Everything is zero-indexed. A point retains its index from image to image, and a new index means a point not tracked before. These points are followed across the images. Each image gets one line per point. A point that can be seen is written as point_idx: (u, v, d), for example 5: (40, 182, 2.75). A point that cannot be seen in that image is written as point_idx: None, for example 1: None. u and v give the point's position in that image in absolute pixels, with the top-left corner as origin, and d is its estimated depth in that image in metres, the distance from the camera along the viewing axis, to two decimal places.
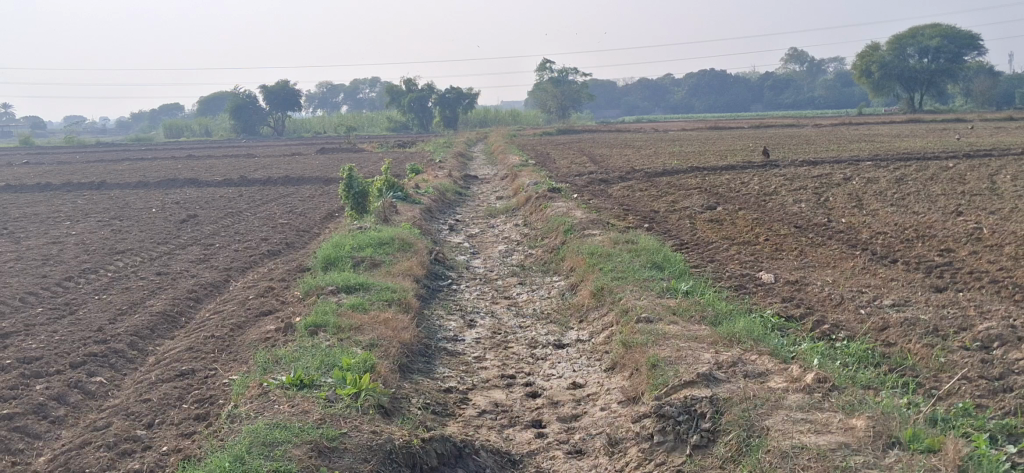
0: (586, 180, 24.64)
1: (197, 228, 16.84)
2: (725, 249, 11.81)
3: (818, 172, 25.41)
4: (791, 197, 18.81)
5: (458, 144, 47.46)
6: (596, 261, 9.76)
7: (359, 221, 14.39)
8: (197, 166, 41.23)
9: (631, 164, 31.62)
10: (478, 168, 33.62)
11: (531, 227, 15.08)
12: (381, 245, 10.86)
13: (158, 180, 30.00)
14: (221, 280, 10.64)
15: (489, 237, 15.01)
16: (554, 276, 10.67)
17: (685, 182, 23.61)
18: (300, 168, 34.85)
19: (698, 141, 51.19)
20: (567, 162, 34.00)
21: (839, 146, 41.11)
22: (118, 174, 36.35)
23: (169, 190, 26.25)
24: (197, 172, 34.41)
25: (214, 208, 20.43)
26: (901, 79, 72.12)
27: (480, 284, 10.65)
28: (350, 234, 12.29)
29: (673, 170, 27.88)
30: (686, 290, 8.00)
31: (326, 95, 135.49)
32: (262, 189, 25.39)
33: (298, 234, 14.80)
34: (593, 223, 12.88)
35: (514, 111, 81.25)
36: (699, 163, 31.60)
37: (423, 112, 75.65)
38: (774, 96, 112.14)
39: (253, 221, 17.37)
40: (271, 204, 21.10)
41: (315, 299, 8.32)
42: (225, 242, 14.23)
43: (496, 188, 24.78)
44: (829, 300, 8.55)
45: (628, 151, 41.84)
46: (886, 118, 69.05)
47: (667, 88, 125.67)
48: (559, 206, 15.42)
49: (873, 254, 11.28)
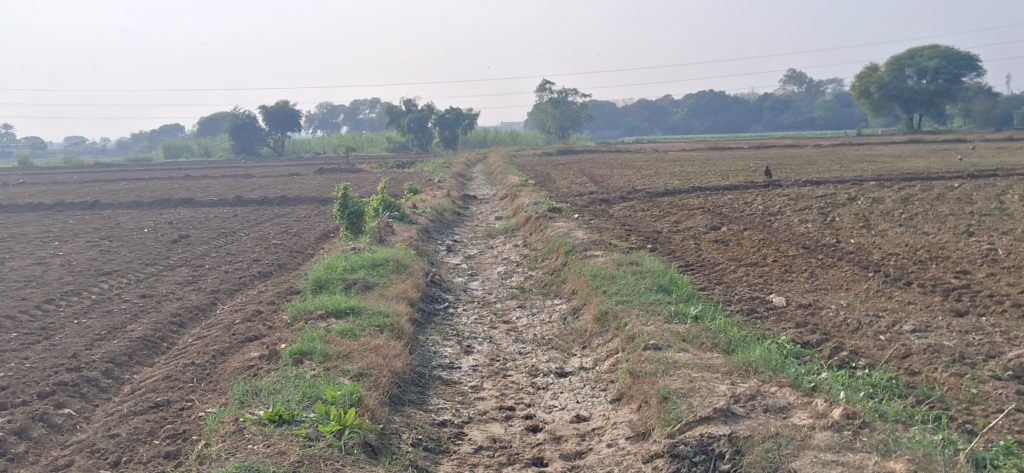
0: (586, 200, 24.23)
1: (187, 249, 16.41)
2: (733, 271, 11.37)
3: (822, 192, 24.99)
4: (797, 217, 18.37)
5: (457, 164, 47.10)
6: (599, 283, 9.32)
7: (354, 242, 13.98)
8: (193, 186, 40.79)
9: (631, 184, 31.22)
10: (477, 188, 33.17)
11: (531, 247, 14.67)
12: (375, 267, 10.42)
13: (153, 200, 29.61)
14: (206, 303, 10.19)
15: (488, 258, 14.57)
16: (556, 299, 10.23)
17: (688, 202, 23.17)
18: (297, 188, 34.43)
19: (698, 162, 50.81)
20: (567, 181, 33.61)
21: (842, 165, 40.70)
22: (113, 193, 35.91)
23: (162, 210, 25.82)
24: (192, 192, 33.99)
25: (208, 229, 19.99)
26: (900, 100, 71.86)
27: (478, 308, 10.20)
28: (343, 254, 11.86)
29: (675, 190, 27.48)
30: (695, 315, 7.56)
31: (325, 115, 135.37)
32: (257, 209, 24.97)
33: (290, 255, 14.36)
34: (594, 244, 12.45)
35: (514, 132, 81.01)
36: (700, 182, 31.21)
37: (422, 133, 75.36)
38: (773, 117, 112.00)
39: (245, 242, 16.94)
40: (265, 224, 20.68)
41: (302, 324, 7.87)
42: (214, 263, 13.79)
43: (496, 208, 24.38)
44: (846, 324, 8.11)
45: (629, 171, 41.45)
46: (886, 138, 68.74)
47: (667, 108, 125.60)
48: (559, 226, 15.00)
49: (887, 276, 10.84)
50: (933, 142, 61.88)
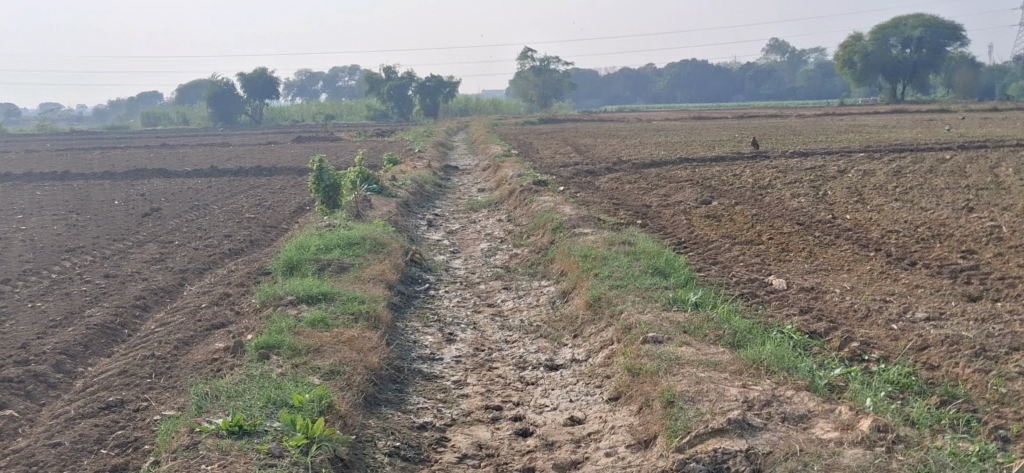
0: (572, 171, 23.68)
1: (157, 222, 15.77)
2: (728, 250, 10.87)
3: (811, 164, 24.54)
4: (788, 190, 17.92)
5: (439, 133, 46.43)
6: (590, 265, 8.78)
7: (331, 217, 13.39)
8: (169, 155, 39.93)
9: (617, 155, 30.68)
10: (459, 159, 32.58)
11: (516, 222, 14.12)
12: (351, 247, 9.84)
13: (126, 169, 28.85)
14: (172, 284, 9.59)
15: (471, 234, 14.01)
16: (543, 280, 9.69)
17: (675, 174, 22.67)
18: (275, 157, 33.70)
19: (683, 132, 50.38)
20: (551, 152, 33.03)
21: (828, 136, 40.33)
22: (85, 163, 35.04)
23: (134, 180, 25.09)
24: (168, 162, 33.21)
25: (180, 201, 19.31)
26: (883, 70, 71.44)
27: (460, 289, 9.65)
28: (319, 231, 11.26)
29: (661, 161, 26.99)
30: (695, 303, 7.03)
31: (305, 82, 133.79)
32: (233, 180, 24.29)
33: (263, 231, 13.75)
34: (582, 221, 11.93)
35: (496, 101, 80.16)
36: (687, 153, 30.72)
37: (404, 101, 74.40)
38: (756, 87, 111.55)
39: (218, 215, 16.31)
40: (240, 196, 20.02)
41: (271, 311, 7.30)
42: (183, 239, 13.17)
43: (479, 179, 23.84)
44: (855, 311, 7.61)
45: (613, 141, 40.98)
46: (870, 108, 68.43)
47: (650, 77, 124.85)
48: (544, 200, 14.46)
49: (889, 256, 10.37)
50: (917, 112, 61.59)
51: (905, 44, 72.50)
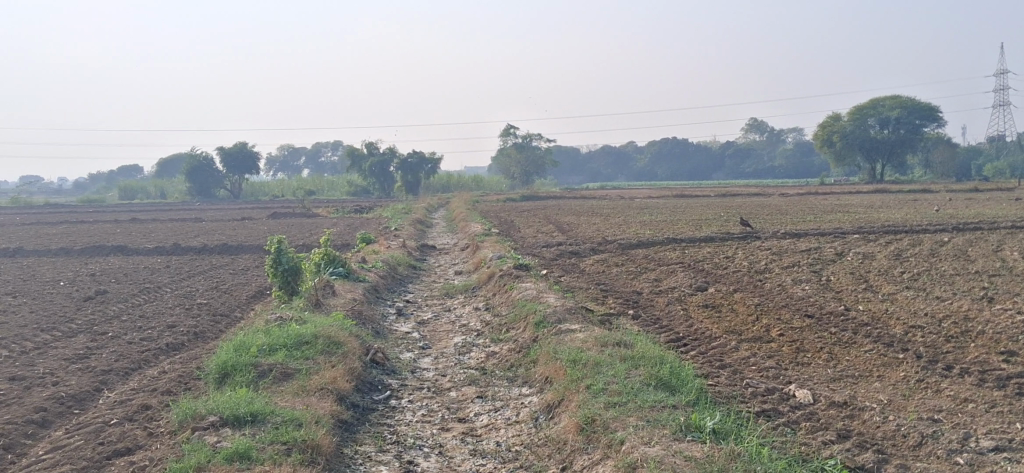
0: (555, 253, 22.48)
1: (99, 308, 14.29)
2: (736, 351, 9.50)
3: (805, 246, 23.40)
4: (788, 275, 16.63)
5: (417, 210, 45.20)
6: (579, 372, 7.39)
7: (288, 305, 12.00)
8: (137, 230, 38.49)
9: (601, 234, 29.51)
10: (437, 238, 31.28)
11: (494, 312, 12.76)
12: (300, 347, 8.42)
13: (85, 246, 27.37)
14: (85, 390, 8.12)
15: (444, 325, 12.59)
16: (524, 388, 8.27)
17: (664, 256, 21.48)
18: (245, 234, 32.32)
19: (668, 209, 49.43)
20: (534, 231, 31.82)
21: (816, 216, 39.46)
22: (46, 238, 33.54)
23: (90, 258, 23.60)
24: (133, 238, 31.68)
25: (132, 283, 17.84)
26: (862, 149, 71.18)
27: (428, 398, 8.21)
28: (267, 325, 9.82)
29: (648, 242, 25.75)
30: (713, 430, 5.65)
31: (287, 157, 132.93)
32: (196, 259, 22.86)
33: (211, 321, 12.30)
34: (569, 313, 10.57)
35: (477, 177, 79.38)
36: (674, 233, 29.61)
37: (385, 177, 73.40)
38: (736, 165, 111.54)
39: (168, 300, 14.86)
40: (198, 278, 18.57)
41: (183, 437, 5.84)
42: (120, 329, 11.70)
43: (457, 260, 22.56)
44: (906, 434, 6.23)
45: (596, 220, 39.90)
46: (852, 187, 67.98)
47: (631, 155, 124.89)
48: (526, 287, 13.10)
49: (920, 358, 9.03)
50: (899, 192, 61.08)
51: (883, 124, 72.44)
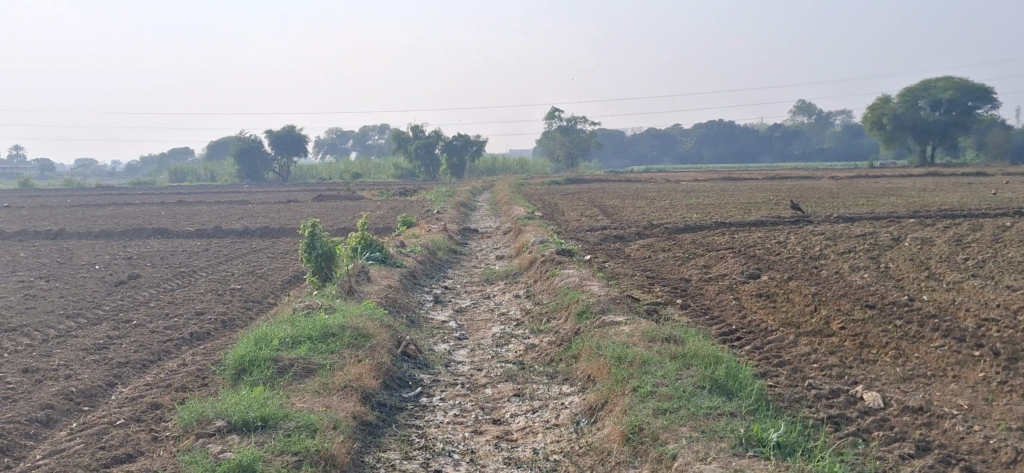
0: (599, 237, 21.82)
1: (129, 293, 13.94)
2: (795, 347, 8.78)
3: (859, 231, 22.45)
4: (845, 262, 15.80)
5: (460, 193, 44.71)
6: (626, 372, 6.76)
7: (320, 292, 11.48)
8: (181, 212, 38.45)
9: (647, 218, 28.76)
10: (479, 221, 30.78)
11: (535, 300, 12.14)
12: (325, 339, 7.87)
13: (127, 228, 27.25)
14: (98, 385, 7.68)
15: (482, 314, 12.00)
16: (564, 386, 7.65)
17: (713, 241, 20.70)
18: (288, 217, 32.06)
19: (715, 192, 48.42)
20: (578, 214, 31.15)
21: (870, 199, 38.30)
22: (91, 220, 33.58)
23: (129, 241, 23.40)
24: (175, 221, 31.57)
25: (167, 267, 17.48)
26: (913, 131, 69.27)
27: (461, 395, 7.63)
28: (294, 314, 9.30)
29: (696, 226, 24.95)
30: (778, 444, 4.99)
31: (333, 140, 133.28)
32: (235, 242, 22.55)
33: (240, 308, 11.85)
34: (615, 303, 9.91)
35: (522, 160, 78.73)
36: (723, 216, 28.76)
37: (430, 160, 72.97)
38: (784, 148, 109.57)
39: (200, 285, 14.46)
40: (234, 262, 18.20)
41: (187, 445, 5.34)
42: (146, 317, 11.29)
43: (498, 244, 22.00)
44: (995, 448, 5.51)
45: (641, 202, 39.11)
46: (903, 170, 66.25)
47: (677, 138, 123.29)
48: (569, 274, 12.45)
49: (999, 355, 8.23)
50: (954, 175, 59.37)
51: (935, 106, 70.44)
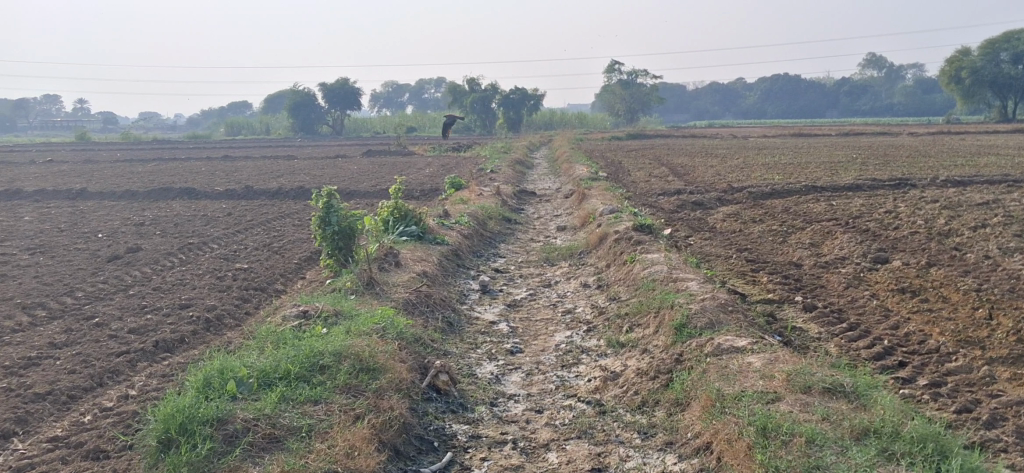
0: (675, 203, 19.13)
1: (116, 273, 11.53)
2: (1001, 390, 6.01)
3: (975, 198, 19.37)
4: (985, 241, 12.84)
5: (518, 149, 42.24)
6: (784, 465, 4.12)
7: (335, 284, 8.95)
8: (224, 169, 36.42)
9: (723, 181, 25.88)
10: (538, 181, 28.23)
11: (610, 294, 9.47)
12: (310, 378, 5.35)
13: (155, 188, 25.05)
14: None
15: (543, 312, 9.36)
16: (668, 458, 5.03)
17: (809, 210, 17.84)
18: (331, 176, 29.74)
19: (790, 150, 45.20)
20: (645, 175, 28.42)
21: (967, 159, 34.82)
22: (127, 178, 31.62)
23: (151, 203, 21.16)
24: (213, 179, 29.42)
25: (177, 238, 15.09)
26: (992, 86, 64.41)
27: (513, 466, 5.06)
28: (284, 327, 6.75)
29: (783, 191, 22.02)
30: None
31: (390, 95, 131.20)
32: (265, 206, 20.18)
33: (236, 302, 9.34)
34: (727, 311, 7.20)
35: (582, 114, 75.79)
36: (809, 179, 25.77)
37: (487, 114, 70.32)
38: (852, 103, 104.76)
39: (203, 264, 12.02)
40: (256, 232, 15.77)
41: None
42: (113, 311, 8.85)
43: (560, 210, 19.39)
44: None
45: (713, 162, 36.20)
46: (986, 127, 61.85)
47: (741, 93, 119.15)
48: (653, 259, 9.75)
49: None
50: None
51: (1016, 61, 65.60)
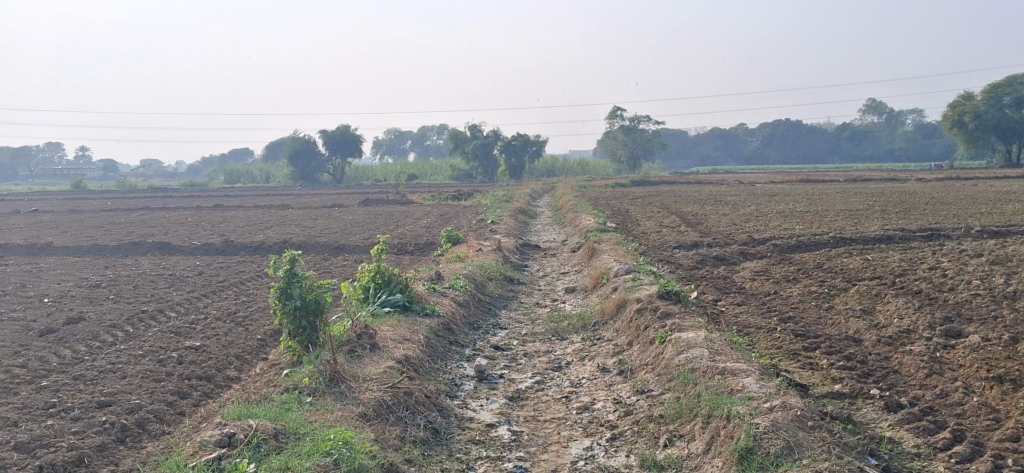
0: (694, 258, 17.33)
1: (41, 352, 9.64)
2: None
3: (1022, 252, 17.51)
4: None
5: (519, 197, 40.55)
6: None
7: (292, 379, 7.09)
8: (211, 219, 34.63)
9: (740, 232, 24.07)
10: (541, 232, 26.47)
11: (637, 387, 7.60)
12: None
13: (130, 242, 23.21)
14: None
15: (555, 409, 7.47)
16: None
17: (843, 267, 16.00)
18: (322, 227, 27.95)
19: (802, 197, 43.47)
20: (655, 225, 26.65)
21: (990, 206, 33.04)
22: (107, 230, 29.80)
23: (119, 260, 19.33)
24: (196, 231, 27.66)
25: (134, 303, 13.20)
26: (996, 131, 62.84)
27: None
28: (201, 463, 4.91)
29: (809, 244, 20.20)
30: None
31: (391, 142, 129.98)
32: (242, 263, 18.35)
33: (170, 399, 7.47)
34: (807, 428, 5.34)
35: (583, 161, 74.32)
36: (832, 230, 23.94)
37: (488, 161, 68.79)
38: (853, 148, 103.38)
39: (149, 341, 10.15)
40: (222, 295, 13.90)
41: None
42: (9, 413, 7.00)
43: (567, 266, 17.57)
44: None
45: (723, 210, 34.50)
46: (995, 171, 60.20)
47: (742, 138, 117.95)
48: (689, 340, 7.89)
49: None
50: None
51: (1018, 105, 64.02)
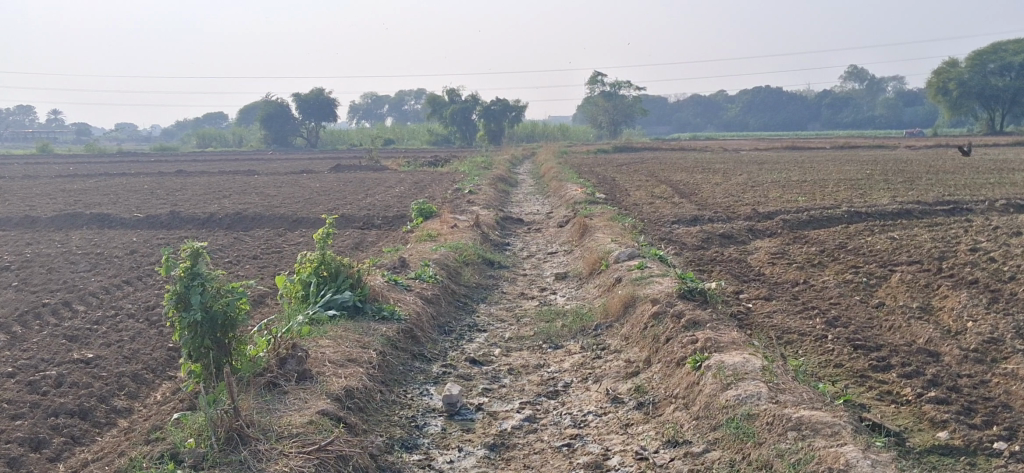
0: (698, 236, 15.25)
1: None
2: None
3: None
4: None
5: (499, 165, 38.27)
6: None
7: (178, 435, 4.90)
8: (170, 187, 32.15)
9: (740, 204, 21.96)
10: (523, 203, 24.27)
11: (668, 436, 5.48)
12: None
13: (68, 213, 20.81)
14: None
15: (555, 465, 5.37)
16: None
17: (870, 248, 13.91)
18: (286, 196, 25.58)
19: (793, 165, 41.39)
20: (645, 196, 24.52)
21: (996, 176, 31.03)
22: (50, 198, 27.27)
23: (47, 234, 16.98)
24: (147, 201, 25.24)
25: (38, 293, 10.92)
26: (980, 98, 60.74)
27: None
28: None
29: (821, 218, 18.12)
30: None
31: (368, 106, 126.92)
32: (185, 239, 16.07)
33: (14, 455, 5.31)
34: None
35: (564, 125, 71.97)
36: (839, 202, 21.86)
37: (467, 125, 66.36)
38: (834, 115, 101.25)
39: (30, 350, 7.94)
40: (149, 282, 11.67)
41: None
42: None
43: (554, 244, 15.42)
44: None
45: (715, 178, 32.38)
46: (984, 139, 58.23)
47: (724, 105, 115.80)
48: (738, 367, 5.79)
49: None
50: None
51: (1003, 72, 62.06)
